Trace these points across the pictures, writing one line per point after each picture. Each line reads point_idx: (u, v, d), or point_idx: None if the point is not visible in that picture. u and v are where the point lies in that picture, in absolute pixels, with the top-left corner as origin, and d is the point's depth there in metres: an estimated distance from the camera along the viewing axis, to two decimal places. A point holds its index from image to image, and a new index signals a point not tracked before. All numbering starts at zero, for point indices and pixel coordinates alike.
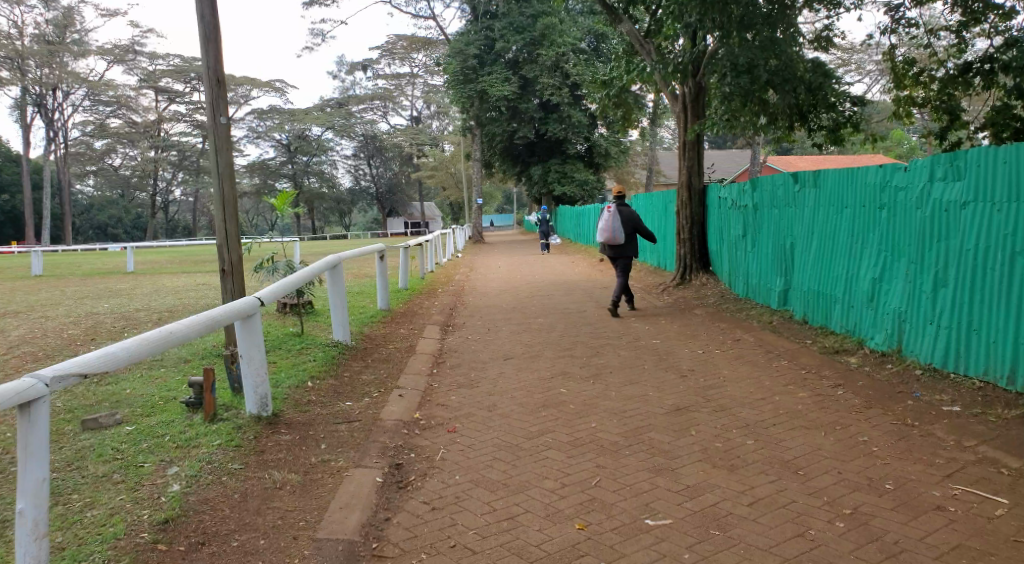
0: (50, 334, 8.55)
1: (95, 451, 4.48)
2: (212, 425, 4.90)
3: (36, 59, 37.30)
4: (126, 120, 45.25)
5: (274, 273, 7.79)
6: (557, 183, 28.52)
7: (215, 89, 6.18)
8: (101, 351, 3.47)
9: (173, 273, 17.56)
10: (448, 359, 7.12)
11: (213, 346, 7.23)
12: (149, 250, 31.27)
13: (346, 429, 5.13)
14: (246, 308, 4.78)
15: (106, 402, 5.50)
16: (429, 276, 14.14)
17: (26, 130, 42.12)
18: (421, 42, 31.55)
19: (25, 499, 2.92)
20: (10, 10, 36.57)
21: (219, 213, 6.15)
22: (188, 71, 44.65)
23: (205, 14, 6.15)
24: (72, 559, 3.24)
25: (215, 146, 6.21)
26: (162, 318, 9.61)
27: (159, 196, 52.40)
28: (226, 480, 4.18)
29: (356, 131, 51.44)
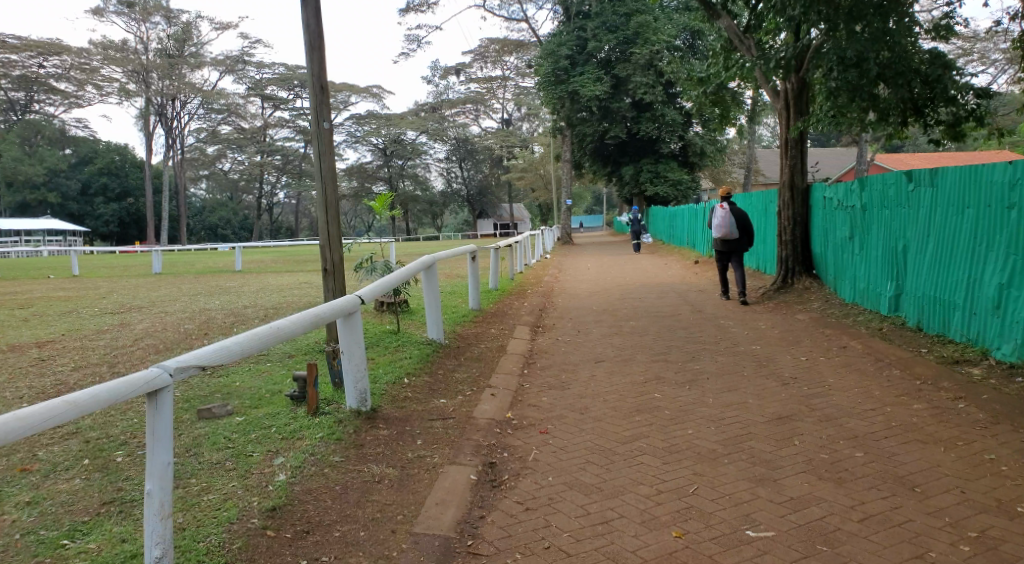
0: (168, 329, 9.15)
1: (210, 439, 4.75)
2: (314, 418, 5.10)
3: (158, 71, 40.05)
4: (236, 127, 47.88)
5: (372, 272, 8.04)
6: (650, 183, 28.04)
7: (319, 95, 6.43)
8: (216, 343, 3.67)
9: (277, 272, 18.39)
10: (540, 359, 7.13)
11: (314, 342, 7.53)
12: (256, 249, 32.93)
13: (441, 426, 5.22)
14: (348, 305, 4.95)
15: (218, 393, 5.82)
16: (519, 277, 14.23)
17: (148, 138, 45.30)
18: (513, 45, 31.78)
19: (153, 480, 3.12)
20: (137, 26, 39.43)
21: (321, 215, 6.40)
22: (292, 80, 46.73)
23: (309, 22, 6.39)
24: (192, 539, 3.45)
25: (319, 149, 6.44)
26: (267, 314, 10.10)
27: (265, 199, 55.06)
28: (328, 472, 4.34)
29: (449, 134, 52.39)
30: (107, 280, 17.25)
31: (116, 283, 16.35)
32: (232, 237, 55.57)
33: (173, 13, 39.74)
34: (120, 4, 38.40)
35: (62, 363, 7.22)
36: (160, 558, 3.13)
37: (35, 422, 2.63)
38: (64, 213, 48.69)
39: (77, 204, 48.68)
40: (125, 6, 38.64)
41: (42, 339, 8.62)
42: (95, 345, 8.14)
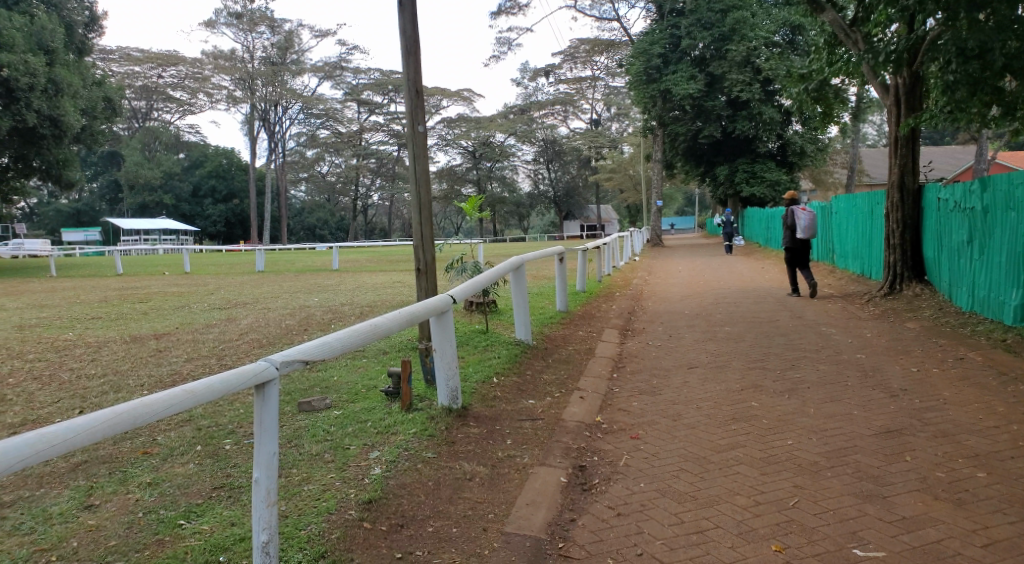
0: (271, 324, 9.60)
1: (310, 431, 4.93)
2: (408, 414, 5.20)
3: (263, 79, 42.07)
4: (334, 131, 49.48)
5: (463, 273, 8.16)
6: (746, 184, 27.17)
7: (414, 99, 6.57)
8: (318, 339, 3.82)
9: (371, 271, 18.96)
10: (630, 364, 7.03)
11: (407, 340, 7.70)
12: (352, 249, 34.13)
13: (531, 427, 5.23)
14: (441, 304, 5.03)
15: (318, 387, 6.04)
16: (607, 279, 14.14)
17: (253, 142, 47.77)
18: (603, 45, 31.43)
19: (260, 469, 3.26)
20: (244, 36, 41.56)
21: (415, 217, 6.53)
22: (387, 85, 48.01)
23: (406, 28, 6.54)
24: (294, 528, 3.60)
25: (413, 152, 6.56)
26: (362, 312, 10.41)
27: (360, 201, 56.78)
28: (422, 467, 4.42)
29: (537, 136, 52.40)
30: (216, 277, 18.25)
31: (223, 279, 17.31)
32: (330, 238, 57.63)
33: (277, 23, 41.57)
34: (230, 15, 40.57)
35: (176, 354, 7.71)
36: (267, 544, 3.24)
37: (157, 408, 2.80)
38: (177, 214, 51.84)
39: (189, 205, 51.76)
40: (234, 18, 40.78)
41: (160, 331, 9.22)
42: (206, 338, 8.63)
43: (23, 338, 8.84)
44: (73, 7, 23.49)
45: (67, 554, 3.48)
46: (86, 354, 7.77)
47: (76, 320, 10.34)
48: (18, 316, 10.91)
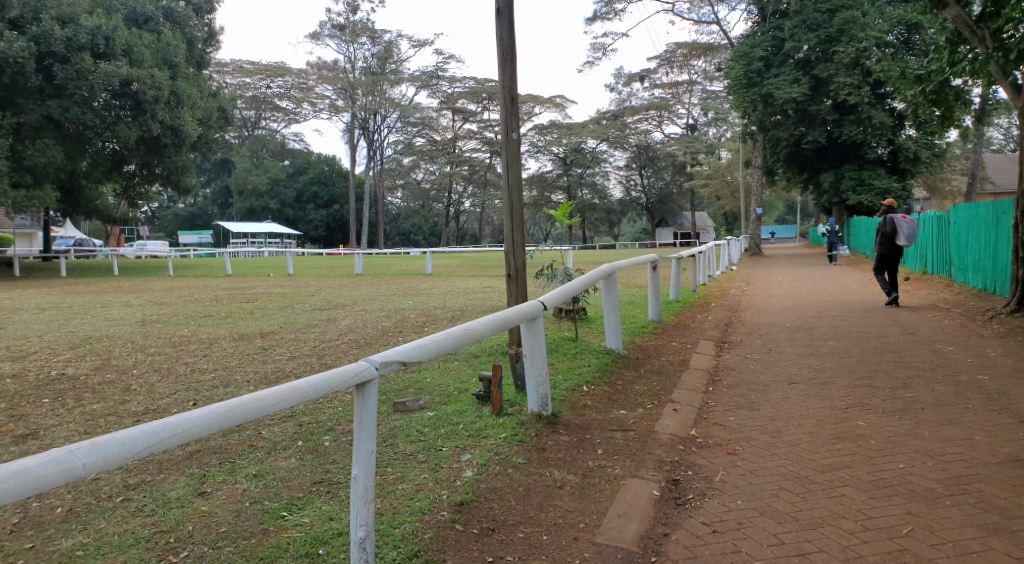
0: (367, 325, 9.90)
1: (404, 431, 5.04)
2: (498, 418, 5.23)
3: (363, 88, 43.57)
4: (429, 139, 50.62)
5: (553, 279, 8.15)
6: (852, 192, 25.88)
7: (510, 106, 6.62)
8: (416, 340, 3.90)
9: (463, 276, 19.24)
10: (726, 377, 6.81)
11: (497, 344, 7.75)
12: (445, 255, 34.85)
13: (622, 437, 5.15)
14: (531, 310, 5.03)
15: (412, 388, 6.17)
16: (702, 289, 13.81)
17: (352, 149, 49.51)
18: (701, 49, 30.62)
19: (359, 466, 3.35)
20: (347, 47, 43.22)
21: (507, 223, 6.57)
22: (481, 92, 48.70)
23: (503, 36, 6.61)
24: (389, 526, 3.68)
25: (506, 158, 6.60)
26: (454, 316, 10.56)
27: (452, 207, 57.75)
28: (512, 472, 4.43)
29: (631, 141, 51.73)
30: (316, 279, 18.97)
31: (323, 282, 18.01)
32: (423, 243, 58.96)
33: (377, 34, 42.92)
34: (334, 27, 42.33)
35: (279, 352, 8.06)
36: (364, 540, 3.32)
37: (266, 404, 2.94)
38: (282, 218, 54.28)
39: (293, 210, 54.13)
40: (338, 29, 42.56)
41: (265, 329, 9.67)
42: (308, 338, 8.98)
43: (145, 333, 9.48)
44: (194, 23, 25.07)
45: (183, 536, 3.70)
46: (200, 350, 8.24)
47: (190, 318, 11.00)
48: (140, 312, 11.71)
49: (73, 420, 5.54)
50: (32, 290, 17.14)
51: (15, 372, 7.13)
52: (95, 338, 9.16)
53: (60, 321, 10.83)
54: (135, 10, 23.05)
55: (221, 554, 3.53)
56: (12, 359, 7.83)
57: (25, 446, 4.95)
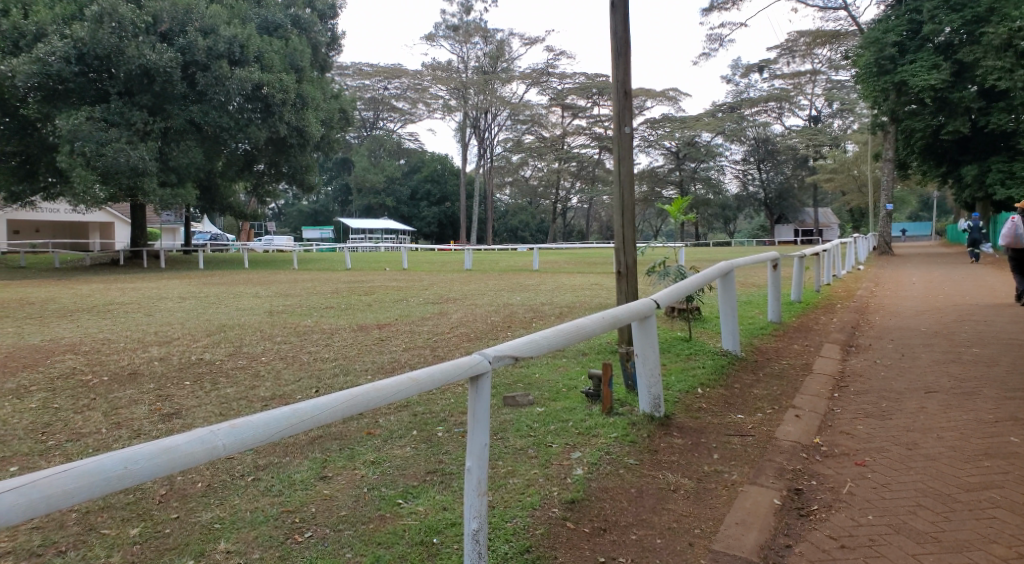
0: (477, 319, 10.04)
1: (514, 425, 5.07)
2: (608, 417, 5.16)
3: (476, 88, 44.30)
4: (538, 136, 50.74)
5: (666, 277, 7.93)
6: (1000, 185, 23.44)
7: (622, 100, 6.51)
8: (527, 335, 3.89)
9: (573, 273, 19.15)
10: (854, 384, 6.40)
11: (607, 342, 7.65)
12: (554, 251, 34.83)
13: (740, 442, 4.93)
14: (644, 308, 4.91)
15: (521, 383, 6.18)
16: (826, 289, 13.11)
17: (463, 148, 50.48)
18: (827, 36, 28.98)
19: (472, 458, 3.39)
20: (460, 48, 44.02)
21: (618, 218, 6.45)
22: (592, 88, 48.36)
23: (617, 29, 6.51)
24: (500, 521, 3.72)
25: (618, 153, 6.49)
26: (563, 312, 10.53)
27: (560, 204, 57.60)
28: (624, 473, 4.35)
29: (748, 134, 49.73)
30: (428, 274, 19.43)
31: (435, 276, 18.43)
32: (531, 239, 59.34)
33: (489, 33, 43.55)
34: (448, 28, 43.31)
35: (395, 343, 8.31)
36: (478, 532, 3.35)
37: (387, 393, 3.03)
38: (397, 215, 55.99)
39: (408, 207, 55.79)
40: (451, 30, 43.43)
41: (381, 321, 10.03)
42: (422, 330, 9.20)
43: (273, 322, 10.05)
44: (318, 29, 26.22)
45: (307, 517, 3.88)
46: (321, 339, 8.64)
47: (313, 309, 11.55)
48: (268, 303, 12.42)
49: (210, 402, 5.93)
50: (174, 280, 18.60)
51: (160, 356, 7.73)
52: (229, 326, 9.80)
53: (199, 310, 11.69)
54: (267, 19, 24.49)
55: (342, 538, 3.67)
56: (158, 343, 8.51)
57: (170, 424, 5.36)
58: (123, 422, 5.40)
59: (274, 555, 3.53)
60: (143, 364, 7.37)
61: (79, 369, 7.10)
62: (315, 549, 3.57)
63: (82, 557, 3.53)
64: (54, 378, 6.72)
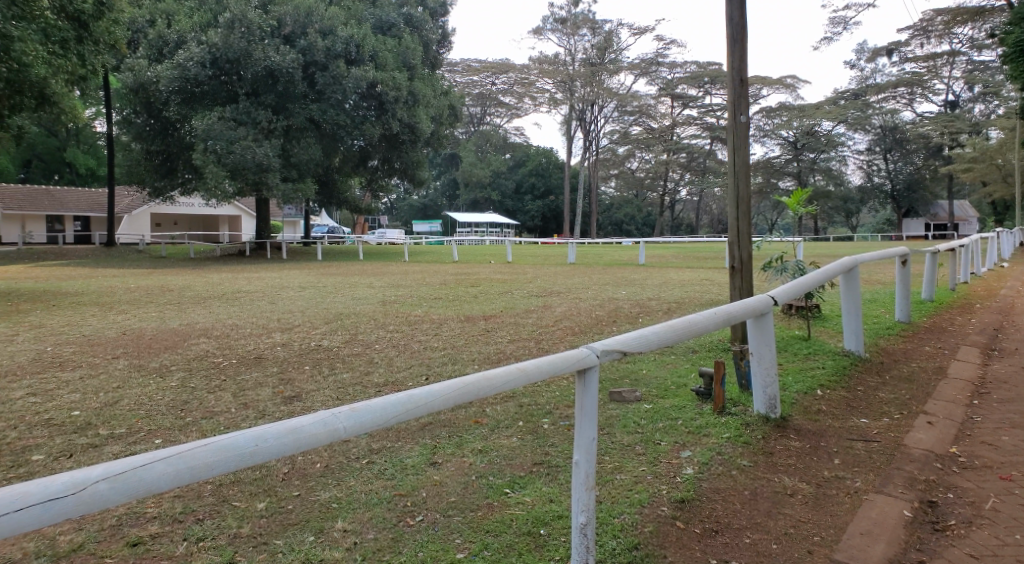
0: (582, 313, 9.99)
1: (621, 421, 5.00)
2: (720, 417, 5.00)
3: (582, 80, 43.98)
4: (646, 127, 49.81)
5: (784, 273, 7.58)
6: None
7: (738, 89, 6.26)
8: (636, 330, 3.83)
9: (682, 267, 18.70)
10: (996, 391, 5.89)
11: (718, 339, 7.41)
12: (662, 245, 34.11)
13: (864, 448, 4.66)
14: (761, 305, 4.72)
15: (628, 379, 6.10)
16: (963, 288, 12.16)
17: (569, 141, 50.31)
18: (969, 14, 26.71)
19: (580, 452, 3.37)
20: (568, 40, 43.88)
21: (732, 211, 6.24)
22: (703, 77, 46.91)
23: (733, 15, 6.27)
24: (609, 516, 3.69)
25: (732, 144, 6.28)
26: (671, 308, 10.30)
27: (668, 197, 56.28)
28: (737, 474, 4.21)
29: (873, 122, 46.73)
30: (533, 267, 19.47)
31: (540, 270, 18.48)
32: (637, 233, 58.41)
33: (598, 25, 43.10)
34: (556, 21, 43.31)
35: (501, 334, 8.39)
36: (585, 525, 3.33)
37: (497, 383, 3.07)
38: (502, 209, 56.53)
39: (513, 201, 56.19)
40: (560, 23, 43.38)
41: (487, 313, 10.17)
42: (527, 323, 9.25)
43: (385, 312, 10.40)
44: (429, 27, 26.80)
45: (419, 502, 3.99)
46: (430, 329, 8.85)
47: (422, 300, 11.87)
48: (380, 294, 12.86)
49: (328, 386, 6.22)
50: (293, 271, 19.56)
51: (283, 341, 8.19)
52: (344, 314, 10.24)
53: (317, 299, 12.28)
54: (381, 18, 25.27)
55: (451, 523, 3.76)
56: (281, 329, 9.01)
57: (292, 406, 5.66)
58: (249, 403, 5.74)
59: (388, 536, 3.65)
60: (268, 348, 7.82)
61: (212, 352, 7.62)
62: (426, 533, 3.66)
63: (217, 527, 3.78)
64: (190, 360, 7.25)
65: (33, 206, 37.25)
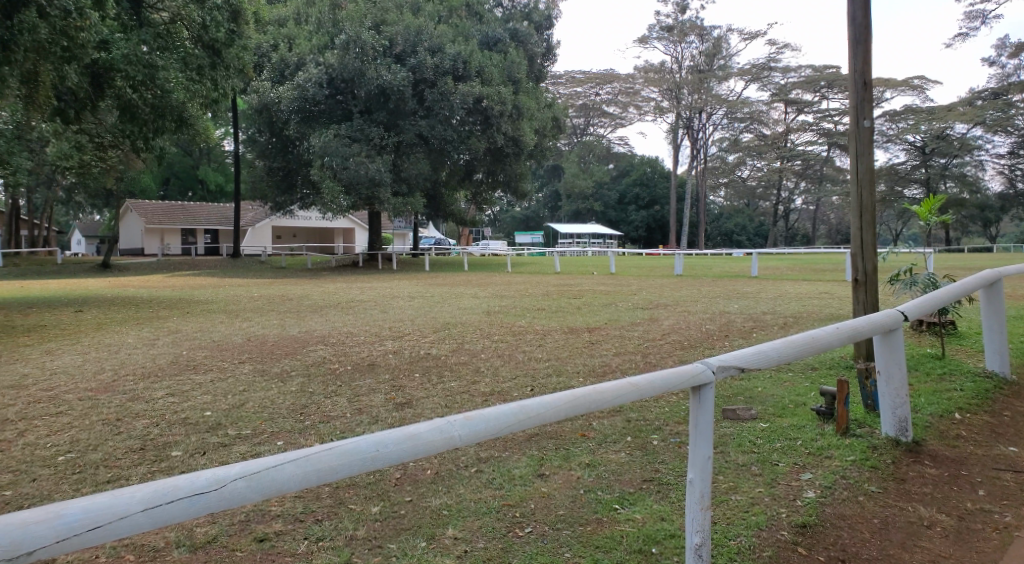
0: (691, 326, 9.73)
1: (735, 439, 4.81)
2: (844, 438, 4.72)
3: (689, 87, 43.05)
4: (757, 134, 48.20)
5: (914, 286, 7.08)
6: None
7: (861, 92, 5.92)
8: (754, 346, 3.68)
9: (797, 280, 17.85)
10: None
11: (840, 356, 7.01)
12: (777, 256, 32.69)
13: (1013, 480, 4.26)
14: (890, 321, 4.42)
15: (742, 396, 5.87)
16: None
17: (675, 150, 49.44)
18: None
19: (694, 470, 3.28)
20: (675, 47, 43.16)
21: (855, 221, 5.90)
22: (819, 81, 44.96)
23: (856, 15, 5.94)
24: (724, 536, 3.56)
25: (855, 150, 5.94)
26: (787, 322, 9.84)
27: (782, 206, 54.08)
28: (864, 500, 3.97)
29: (1015, 124, 43.01)
30: (639, 279, 19.14)
31: (646, 282, 18.14)
32: (747, 244, 56.62)
33: (706, 31, 42.16)
34: (662, 29, 42.68)
35: (606, 347, 8.29)
36: (700, 546, 3.25)
37: (607, 397, 3.02)
38: (606, 220, 56.19)
39: (616, 212, 55.78)
40: (666, 31, 42.72)
41: (592, 325, 10.09)
42: (633, 336, 9.10)
43: (491, 322, 10.54)
44: (534, 40, 27.03)
45: (528, 513, 3.98)
46: (535, 340, 8.87)
47: (527, 310, 11.92)
48: (485, 304, 13.04)
49: (437, 394, 6.34)
50: (402, 281, 20.17)
51: (394, 349, 8.44)
52: (451, 324, 10.44)
53: (424, 308, 12.60)
54: (488, 34, 25.76)
55: (561, 536, 3.73)
56: (392, 338, 9.29)
57: (403, 412, 5.80)
58: (363, 408, 5.94)
59: (498, 546, 3.67)
60: (380, 356, 8.09)
61: (329, 358, 7.97)
62: (535, 545, 3.66)
63: (335, 528, 3.92)
64: (308, 365, 7.61)
65: (169, 220, 40.42)
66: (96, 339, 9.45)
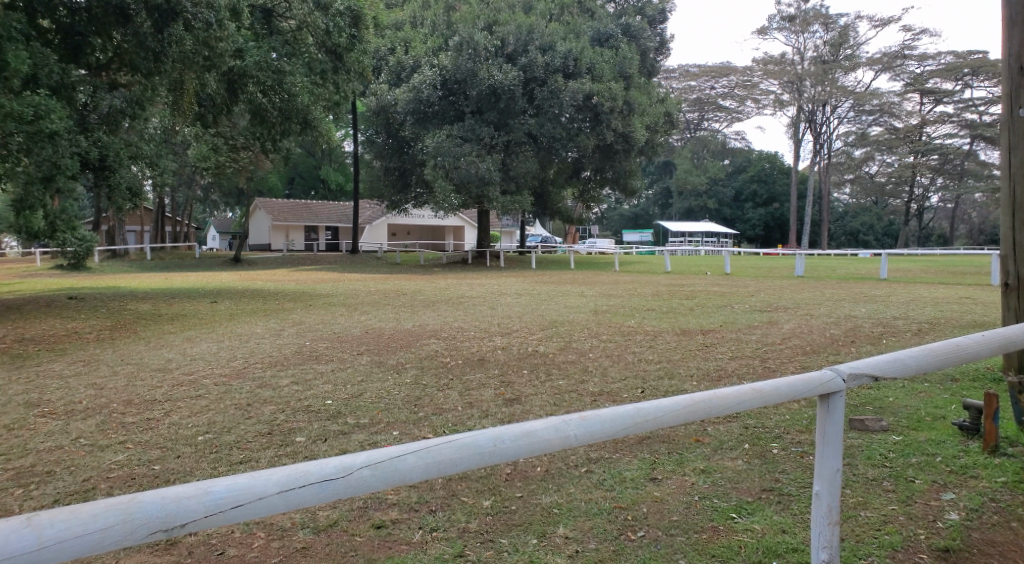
0: (814, 331, 9.25)
1: (864, 451, 4.51)
2: (993, 457, 4.33)
3: (812, 79, 41.03)
4: (888, 127, 45.28)
5: None
6: None
7: (1014, 77, 5.38)
8: (890, 353, 3.43)
9: (933, 284, 16.56)
10: None
11: (985, 368, 6.44)
12: (911, 258, 30.44)
13: None
14: None
15: (872, 406, 5.51)
16: None
17: (796, 144, 47.34)
18: None
19: (822, 482, 3.09)
20: (797, 38, 41.31)
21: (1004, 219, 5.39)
22: (962, 68, 41.66)
23: None
24: (854, 555, 3.35)
25: (1007, 141, 5.40)
26: (922, 329, 9.15)
27: (915, 203, 50.44)
28: (1017, 526, 3.62)
29: None
30: (757, 280, 18.33)
31: (764, 283, 17.37)
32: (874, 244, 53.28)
33: (832, 20, 40.13)
34: (783, 19, 40.95)
35: (721, 350, 8.01)
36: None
37: (728, 403, 2.90)
38: (720, 218, 54.51)
39: (731, 209, 54.05)
40: (787, 21, 40.95)
41: (706, 327, 9.78)
42: (750, 339, 8.75)
43: (600, 321, 10.44)
44: (647, 35, 26.55)
45: (640, 517, 3.89)
46: (646, 341, 8.70)
47: (637, 310, 11.72)
48: (594, 303, 12.94)
49: (546, 391, 6.34)
50: (511, 278, 20.33)
51: (503, 345, 8.51)
52: (560, 322, 10.42)
53: (533, 305, 12.65)
54: (599, 31, 25.51)
55: (675, 542, 3.62)
56: (500, 334, 9.37)
57: (512, 408, 5.83)
58: (474, 402, 6.01)
59: (610, 548, 3.61)
60: (489, 351, 8.18)
61: (440, 352, 8.14)
62: (648, 550, 3.56)
63: (448, 519, 3.99)
64: (421, 358, 7.81)
65: (294, 217, 42.72)
66: (228, 328, 10.11)
